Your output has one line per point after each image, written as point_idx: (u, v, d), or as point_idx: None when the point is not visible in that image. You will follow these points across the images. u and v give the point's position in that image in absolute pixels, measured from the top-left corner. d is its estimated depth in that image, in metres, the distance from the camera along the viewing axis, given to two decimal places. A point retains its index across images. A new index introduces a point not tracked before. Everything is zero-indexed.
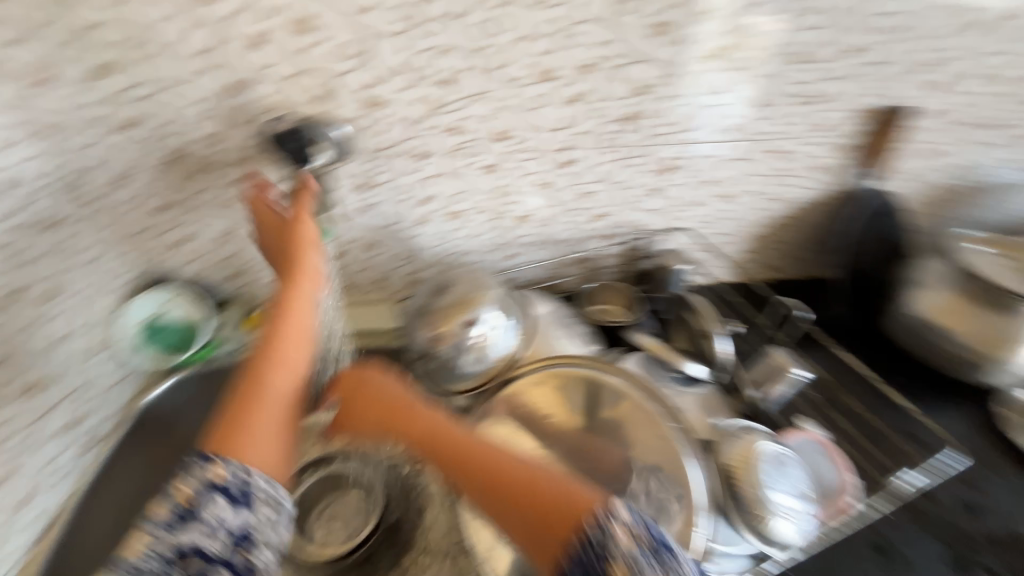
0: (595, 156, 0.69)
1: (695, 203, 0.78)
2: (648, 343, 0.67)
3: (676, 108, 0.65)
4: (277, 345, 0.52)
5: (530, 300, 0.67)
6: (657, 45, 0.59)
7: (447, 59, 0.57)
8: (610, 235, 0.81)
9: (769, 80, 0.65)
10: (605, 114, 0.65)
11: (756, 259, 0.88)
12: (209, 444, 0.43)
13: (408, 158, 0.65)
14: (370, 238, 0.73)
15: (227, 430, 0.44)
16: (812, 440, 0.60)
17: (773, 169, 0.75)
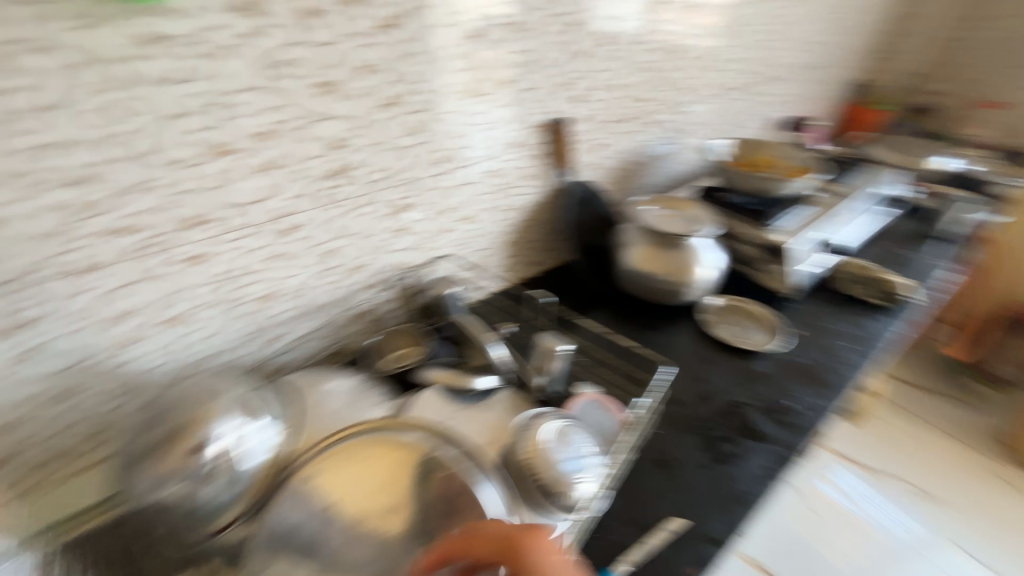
0: (321, 214, 0.67)
1: (444, 230, 0.84)
2: (438, 376, 0.67)
3: (382, 154, 0.69)
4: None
5: (299, 391, 0.60)
6: (333, 101, 0.61)
7: (75, 155, 0.48)
8: (376, 283, 0.81)
9: (453, 116, 0.74)
10: (312, 173, 0.64)
11: (517, 262, 1.00)
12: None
13: (70, 279, 0.51)
14: (52, 390, 0.54)
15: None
16: (588, 402, 0.69)
17: (494, 185, 0.86)
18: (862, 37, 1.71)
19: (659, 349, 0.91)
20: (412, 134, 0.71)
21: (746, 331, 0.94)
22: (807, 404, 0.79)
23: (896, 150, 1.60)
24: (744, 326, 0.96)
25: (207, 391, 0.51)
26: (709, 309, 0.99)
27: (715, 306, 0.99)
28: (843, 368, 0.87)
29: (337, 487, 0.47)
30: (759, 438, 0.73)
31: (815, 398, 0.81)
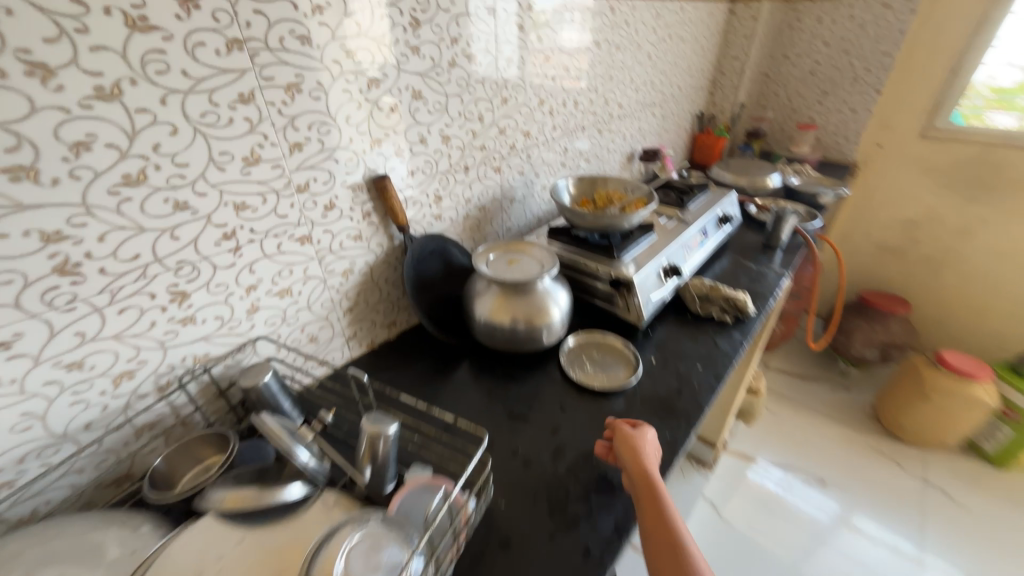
0: (49, 322, 0.54)
1: (252, 309, 0.74)
2: (224, 498, 0.54)
3: (135, 240, 0.58)
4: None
5: None
6: (33, 189, 0.49)
7: None
8: (164, 385, 0.67)
9: (234, 187, 0.65)
10: (19, 277, 0.51)
11: (362, 326, 0.92)
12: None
13: None
14: None
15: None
16: (415, 487, 0.63)
17: (312, 251, 0.78)
18: (694, 75, 1.92)
19: (519, 404, 0.85)
20: (176, 212, 0.60)
21: (607, 366, 0.93)
22: (660, 441, 0.78)
23: (734, 170, 1.80)
24: (607, 362, 0.94)
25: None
26: (569, 351, 0.97)
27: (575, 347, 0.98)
28: (696, 394, 0.88)
29: None
30: (613, 491, 0.69)
31: (668, 431, 0.79)
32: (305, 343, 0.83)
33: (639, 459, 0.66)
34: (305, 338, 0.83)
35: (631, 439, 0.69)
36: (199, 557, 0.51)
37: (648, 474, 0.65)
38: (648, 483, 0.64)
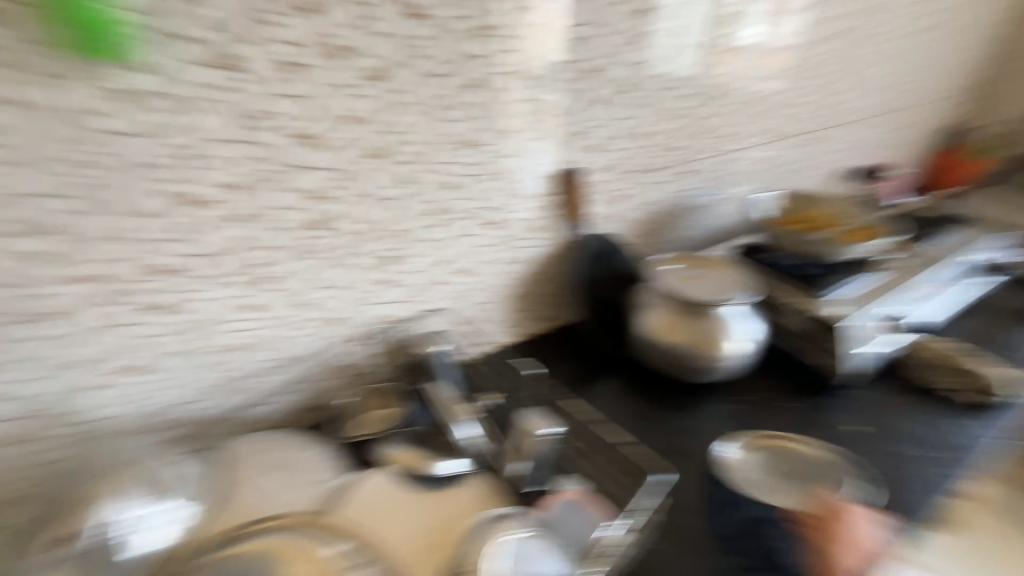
0: (301, 266, 0.65)
1: (439, 282, 0.79)
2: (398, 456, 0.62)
3: (368, 205, 0.66)
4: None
5: (226, 453, 0.57)
6: (313, 152, 0.59)
7: (44, 206, 0.48)
8: (363, 335, 0.76)
9: (447, 167, 0.69)
10: (291, 225, 0.61)
11: (525, 314, 0.92)
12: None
13: (34, 326, 0.51)
14: (14, 434, 0.53)
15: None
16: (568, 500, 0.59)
17: (497, 236, 0.80)
18: (950, 81, 1.50)
19: (677, 435, 0.77)
20: (402, 184, 0.67)
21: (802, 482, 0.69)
22: None
23: (1000, 206, 1.35)
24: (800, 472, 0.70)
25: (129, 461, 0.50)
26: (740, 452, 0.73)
27: (748, 441, 0.75)
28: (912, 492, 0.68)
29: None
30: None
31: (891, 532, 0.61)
32: (471, 321, 0.86)
33: (840, 543, 0.57)
34: (474, 319, 0.86)
35: (838, 521, 0.59)
36: (379, 512, 0.54)
37: (845, 554, 0.56)
38: (837, 557, 0.56)
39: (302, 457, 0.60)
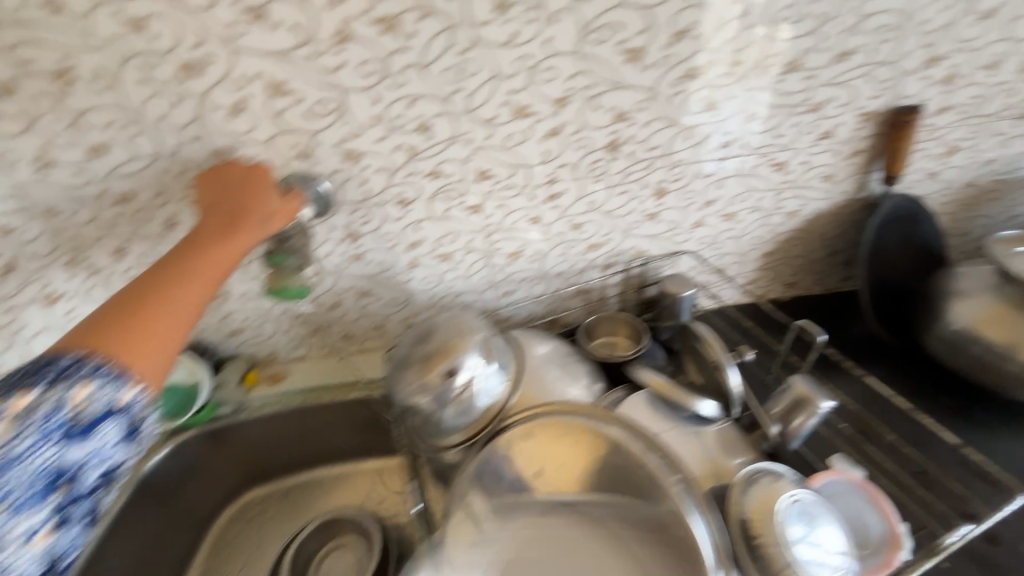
0: (582, 187, 0.67)
1: (697, 224, 0.75)
2: (653, 380, 0.60)
3: (661, 131, 0.63)
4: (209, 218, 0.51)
5: (520, 335, 0.61)
6: (633, 71, 0.57)
7: (420, 107, 0.57)
8: (610, 264, 0.78)
9: (759, 94, 0.61)
10: (588, 144, 0.63)
11: (769, 275, 0.84)
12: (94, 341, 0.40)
13: (392, 207, 0.65)
14: (363, 286, 0.74)
15: (108, 334, 0.41)
16: (847, 481, 0.52)
17: (777, 182, 0.71)
18: None
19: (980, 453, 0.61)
20: (703, 111, 0.62)
21: None
22: None
23: None
24: None
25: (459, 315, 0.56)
26: None
27: None
28: None
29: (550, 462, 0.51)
30: None
31: None
32: (714, 273, 0.81)
33: None
34: (717, 269, 0.81)
35: None
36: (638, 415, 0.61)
37: None
38: None
39: (574, 358, 0.62)
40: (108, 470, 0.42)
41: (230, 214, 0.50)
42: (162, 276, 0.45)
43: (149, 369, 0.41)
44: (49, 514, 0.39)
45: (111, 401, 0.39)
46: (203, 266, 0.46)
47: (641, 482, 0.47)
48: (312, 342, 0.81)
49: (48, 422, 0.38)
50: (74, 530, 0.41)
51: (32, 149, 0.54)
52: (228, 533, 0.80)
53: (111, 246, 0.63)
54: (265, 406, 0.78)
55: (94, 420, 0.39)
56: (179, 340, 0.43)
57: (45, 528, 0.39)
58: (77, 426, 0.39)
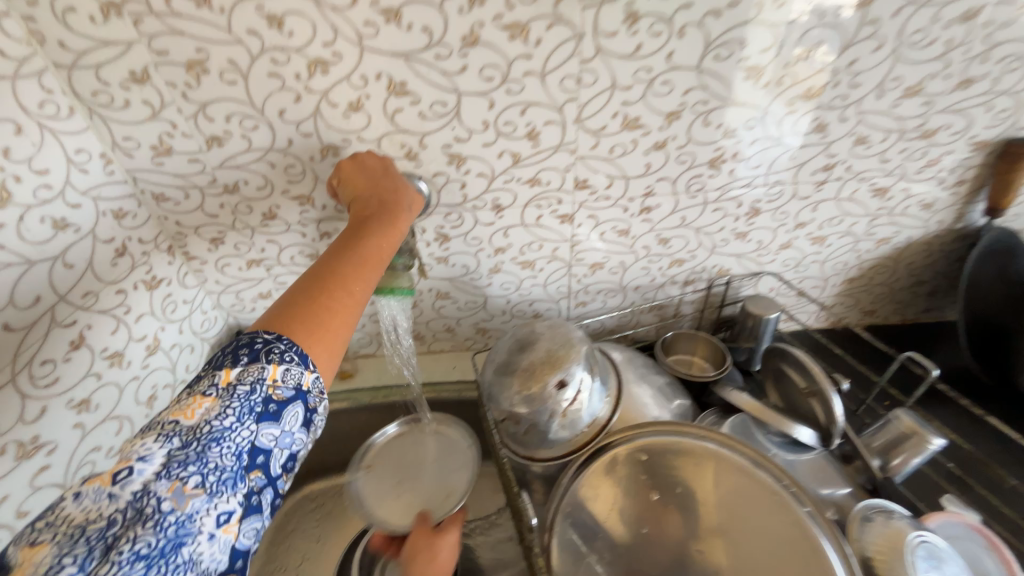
0: (677, 202, 0.66)
1: (784, 245, 0.73)
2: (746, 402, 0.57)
3: (767, 151, 0.62)
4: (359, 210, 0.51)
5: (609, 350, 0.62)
6: (750, 88, 0.56)
7: (531, 114, 0.56)
8: (689, 281, 0.77)
9: (873, 118, 0.60)
10: (691, 160, 0.62)
11: (848, 301, 0.82)
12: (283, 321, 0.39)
13: (486, 212, 0.65)
14: (442, 288, 0.75)
15: (294, 314, 0.40)
16: (962, 523, 0.51)
17: (874, 208, 0.69)
18: None
19: None
20: (813, 132, 0.60)
21: None
22: None
23: None
24: None
25: (561, 325, 0.55)
26: None
27: None
28: None
29: (668, 486, 0.47)
30: None
31: None
32: (793, 296, 0.80)
33: None
34: (795, 292, 0.80)
35: None
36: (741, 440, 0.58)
37: None
38: None
39: (653, 372, 0.62)
40: (292, 459, 0.37)
41: (381, 207, 0.51)
42: (332, 262, 0.45)
43: (327, 353, 0.40)
44: (240, 501, 0.33)
45: (299, 382, 0.37)
46: (364, 251, 0.47)
47: (774, 511, 0.44)
48: (381, 341, 0.81)
49: (247, 399, 0.35)
50: (259, 522, 0.34)
51: (152, 136, 0.54)
52: (288, 525, 0.80)
53: (209, 234, 0.64)
54: (335, 401, 0.78)
55: (284, 403, 0.36)
56: (352, 326, 0.43)
57: (235, 515, 0.33)
58: (273, 404, 0.36)
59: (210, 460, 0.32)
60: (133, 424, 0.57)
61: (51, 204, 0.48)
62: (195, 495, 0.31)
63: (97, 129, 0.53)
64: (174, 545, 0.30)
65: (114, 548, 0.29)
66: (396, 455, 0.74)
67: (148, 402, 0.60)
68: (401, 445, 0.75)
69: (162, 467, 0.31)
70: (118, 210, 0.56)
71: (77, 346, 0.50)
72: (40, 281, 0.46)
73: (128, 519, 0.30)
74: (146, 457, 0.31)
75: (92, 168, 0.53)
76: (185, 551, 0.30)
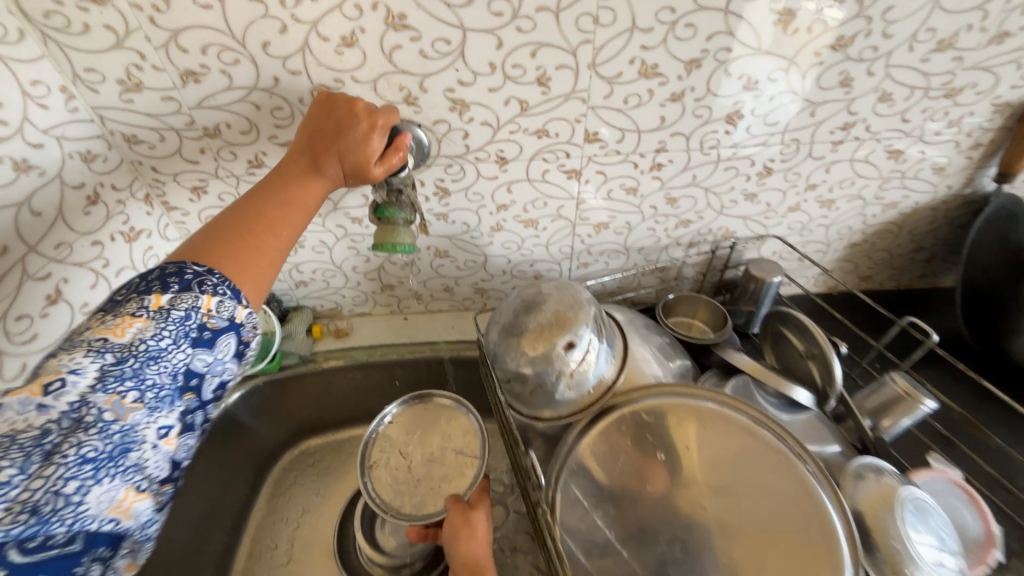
0: (689, 160, 0.64)
1: (792, 208, 0.72)
2: (747, 364, 0.58)
3: (786, 106, 0.59)
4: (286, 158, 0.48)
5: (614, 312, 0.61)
6: (778, 35, 0.52)
7: (542, 57, 0.52)
8: (694, 242, 0.76)
9: (900, 73, 0.57)
10: (707, 114, 0.58)
11: (848, 265, 0.82)
12: (204, 259, 0.42)
13: (489, 164, 0.61)
14: (442, 246, 0.72)
15: (220, 252, 0.42)
16: (946, 480, 0.53)
17: (887, 171, 0.67)
18: None
19: None
20: (836, 87, 0.57)
21: None
22: None
23: None
24: None
25: (567, 285, 0.54)
26: None
27: None
28: None
29: (673, 446, 0.47)
30: None
31: None
32: (795, 260, 0.80)
33: None
34: (798, 256, 0.80)
35: None
36: None
37: None
38: None
39: (655, 332, 0.61)
40: (222, 386, 0.42)
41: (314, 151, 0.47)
42: (258, 202, 0.45)
43: (255, 289, 0.43)
44: (177, 418, 0.38)
45: (232, 315, 0.41)
46: (296, 195, 0.46)
47: (777, 470, 0.45)
48: (377, 299, 0.79)
49: (178, 323, 0.38)
50: (193, 437, 0.40)
51: (117, 68, 0.48)
52: (286, 478, 0.80)
53: (189, 182, 0.59)
54: (331, 359, 0.76)
55: (217, 333, 0.40)
56: (278, 266, 0.46)
57: (174, 429, 0.38)
58: (204, 331, 0.39)
59: (144, 377, 0.36)
60: None
61: (9, 143, 0.43)
62: (134, 409, 0.35)
63: (54, 58, 0.47)
64: (122, 450, 0.35)
65: (57, 452, 0.32)
66: (400, 439, 0.68)
67: None
68: (401, 428, 0.69)
69: (97, 380, 0.34)
70: (86, 152, 0.51)
71: (53, 301, 0.46)
72: (4, 229, 0.42)
73: (65, 428, 0.33)
74: (78, 370, 0.34)
75: (52, 104, 0.47)
76: (132, 455, 0.35)
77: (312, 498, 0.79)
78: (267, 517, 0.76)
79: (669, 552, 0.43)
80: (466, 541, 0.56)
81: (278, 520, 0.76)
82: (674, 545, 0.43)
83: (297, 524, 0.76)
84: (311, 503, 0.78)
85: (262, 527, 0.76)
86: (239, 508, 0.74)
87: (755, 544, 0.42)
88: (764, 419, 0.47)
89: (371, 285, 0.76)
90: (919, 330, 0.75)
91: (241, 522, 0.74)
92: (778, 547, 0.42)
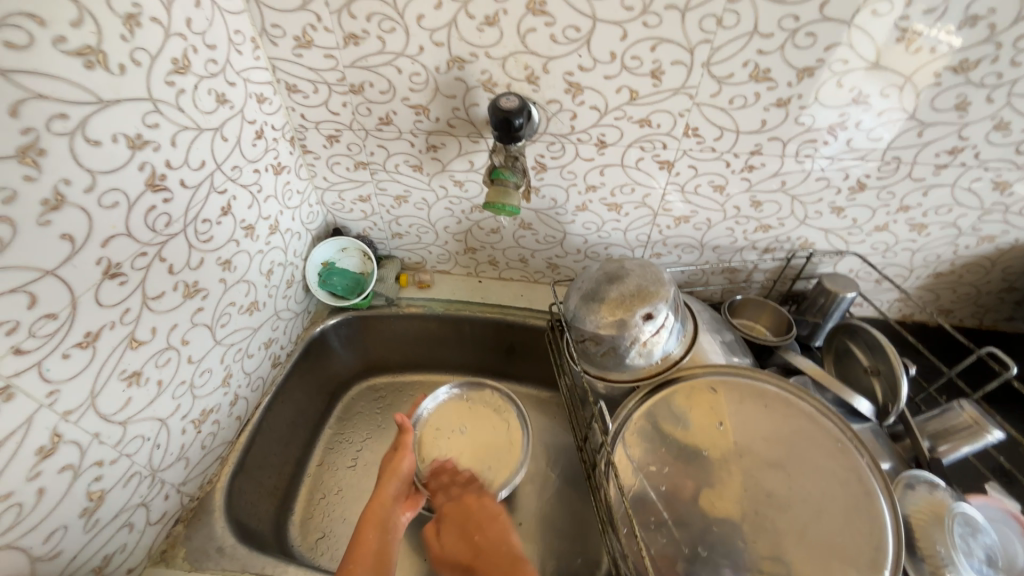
0: (782, 166, 0.66)
1: (879, 228, 0.72)
2: (810, 367, 0.60)
3: (893, 124, 0.59)
4: (366, 517, 0.60)
5: (688, 301, 0.65)
6: (899, 52, 0.53)
7: (660, 51, 0.56)
8: (769, 249, 0.78)
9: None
10: (810, 123, 0.60)
11: (928, 295, 0.81)
12: None
13: (589, 146, 0.66)
14: (528, 219, 0.78)
15: None
16: (999, 508, 0.54)
17: (989, 203, 0.66)
18: None
19: None
20: (951, 110, 0.57)
21: None
22: None
23: None
24: None
25: (650, 265, 0.58)
26: None
27: None
28: None
29: (734, 420, 0.52)
30: None
31: None
32: (872, 281, 0.80)
33: None
34: (875, 278, 0.80)
35: None
36: None
37: None
38: None
39: (724, 328, 0.64)
40: None
41: (500, 559, 0.56)
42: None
43: None
44: None
45: None
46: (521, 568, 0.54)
47: (834, 457, 0.49)
48: (459, 260, 0.87)
49: None
50: None
51: (297, 27, 0.57)
52: (356, 405, 0.87)
53: (327, 131, 0.68)
54: (413, 305, 0.84)
55: None
56: None
57: None
58: None
59: None
60: (256, 289, 0.64)
61: (216, 79, 0.53)
62: None
63: (251, 14, 0.56)
64: None
65: None
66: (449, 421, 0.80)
67: (267, 274, 0.67)
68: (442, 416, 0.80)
69: None
70: (260, 95, 0.60)
71: (225, 213, 0.57)
72: (205, 147, 0.52)
73: None
74: None
75: (244, 51, 0.57)
76: None
77: (379, 426, 0.84)
78: (337, 434, 0.83)
79: (720, 511, 0.47)
80: (490, 564, 0.56)
81: (345, 436, 0.83)
82: (727, 506, 0.47)
83: (361, 445, 0.82)
84: (378, 430, 0.84)
85: (334, 442, 0.82)
86: (315, 421, 0.81)
87: (802, 514, 0.46)
88: (826, 409, 0.51)
89: (457, 246, 0.84)
90: (998, 366, 0.74)
91: (317, 434, 0.81)
92: (825, 521, 0.46)
